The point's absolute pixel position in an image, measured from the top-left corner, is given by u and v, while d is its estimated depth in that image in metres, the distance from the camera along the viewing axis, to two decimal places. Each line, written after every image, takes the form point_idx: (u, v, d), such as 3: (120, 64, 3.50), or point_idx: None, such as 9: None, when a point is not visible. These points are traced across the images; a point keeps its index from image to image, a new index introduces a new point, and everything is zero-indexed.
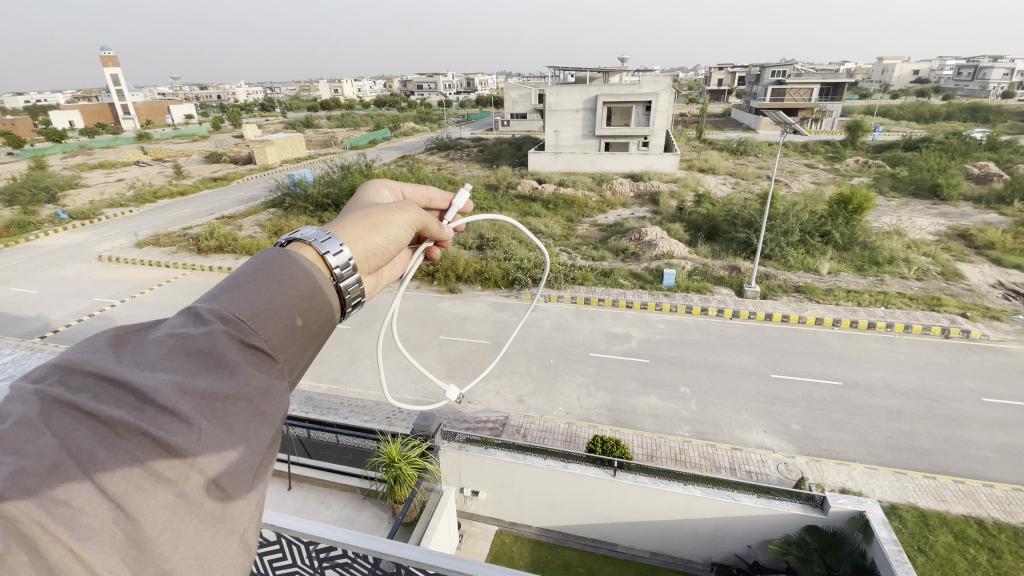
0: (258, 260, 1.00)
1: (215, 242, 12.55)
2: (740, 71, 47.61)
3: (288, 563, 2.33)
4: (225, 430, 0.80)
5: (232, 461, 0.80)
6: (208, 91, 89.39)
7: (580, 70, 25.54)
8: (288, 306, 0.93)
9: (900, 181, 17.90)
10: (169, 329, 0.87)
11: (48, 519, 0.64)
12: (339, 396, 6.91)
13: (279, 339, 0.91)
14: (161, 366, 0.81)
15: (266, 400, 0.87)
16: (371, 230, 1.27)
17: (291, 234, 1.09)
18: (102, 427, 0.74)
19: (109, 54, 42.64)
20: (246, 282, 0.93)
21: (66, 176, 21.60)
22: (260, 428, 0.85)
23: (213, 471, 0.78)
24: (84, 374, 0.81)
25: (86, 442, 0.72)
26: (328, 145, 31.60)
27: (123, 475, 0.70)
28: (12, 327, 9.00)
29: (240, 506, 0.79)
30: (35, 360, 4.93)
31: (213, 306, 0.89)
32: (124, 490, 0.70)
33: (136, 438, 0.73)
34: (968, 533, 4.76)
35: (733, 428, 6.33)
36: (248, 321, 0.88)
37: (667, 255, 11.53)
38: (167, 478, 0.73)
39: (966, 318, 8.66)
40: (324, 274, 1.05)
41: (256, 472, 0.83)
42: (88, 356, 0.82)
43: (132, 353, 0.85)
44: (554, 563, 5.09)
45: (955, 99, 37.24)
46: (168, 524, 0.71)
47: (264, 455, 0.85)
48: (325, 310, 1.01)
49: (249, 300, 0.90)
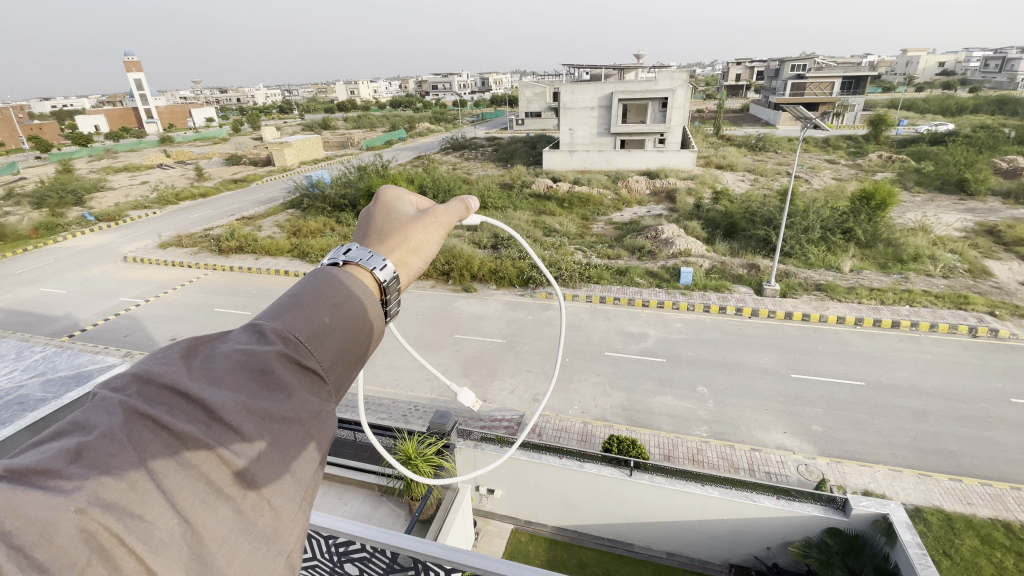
0: (315, 280, 1.01)
1: (235, 243, 12.79)
2: (759, 66, 46.82)
3: (309, 557, 2.38)
4: (280, 451, 0.80)
5: (285, 481, 0.79)
6: (228, 94, 90.91)
7: (595, 67, 25.37)
8: (342, 328, 0.94)
9: (925, 177, 17.42)
10: (235, 346, 0.89)
11: (124, 533, 0.62)
12: (356, 394, 7.00)
13: (332, 360, 0.92)
14: (227, 383, 0.83)
15: (319, 418, 0.87)
16: (416, 253, 1.20)
17: (350, 257, 1.08)
18: (175, 441, 0.75)
19: (132, 59, 43.65)
20: (308, 302, 0.96)
21: (93, 179, 22.16)
22: (311, 449, 0.84)
23: (268, 490, 0.77)
24: (161, 387, 0.82)
25: (160, 459, 0.72)
26: (344, 146, 31.98)
27: (189, 490, 0.70)
28: (43, 325, 9.30)
29: (288, 527, 0.77)
30: (64, 357, 5.06)
31: (275, 325, 0.91)
32: (192, 504, 0.70)
33: (205, 455, 0.74)
34: (995, 537, 4.63)
35: (752, 428, 6.25)
36: (305, 342, 0.90)
37: (684, 253, 11.39)
38: (227, 497, 0.73)
39: (994, 317, 8.41)
40: (374, 296, 1.04)
41: (305, 494, 0.82)
42: (164, 369, 0.84)
43: (202, 366, 0.87)
44: (570, 562, 5.09)
45: (984, 92, 36.13)
46: (226, 539, 0.69)
47: (314, 478, 0.84)
48: (373, 332, 1.00)
49: (308, 322, 0.92)
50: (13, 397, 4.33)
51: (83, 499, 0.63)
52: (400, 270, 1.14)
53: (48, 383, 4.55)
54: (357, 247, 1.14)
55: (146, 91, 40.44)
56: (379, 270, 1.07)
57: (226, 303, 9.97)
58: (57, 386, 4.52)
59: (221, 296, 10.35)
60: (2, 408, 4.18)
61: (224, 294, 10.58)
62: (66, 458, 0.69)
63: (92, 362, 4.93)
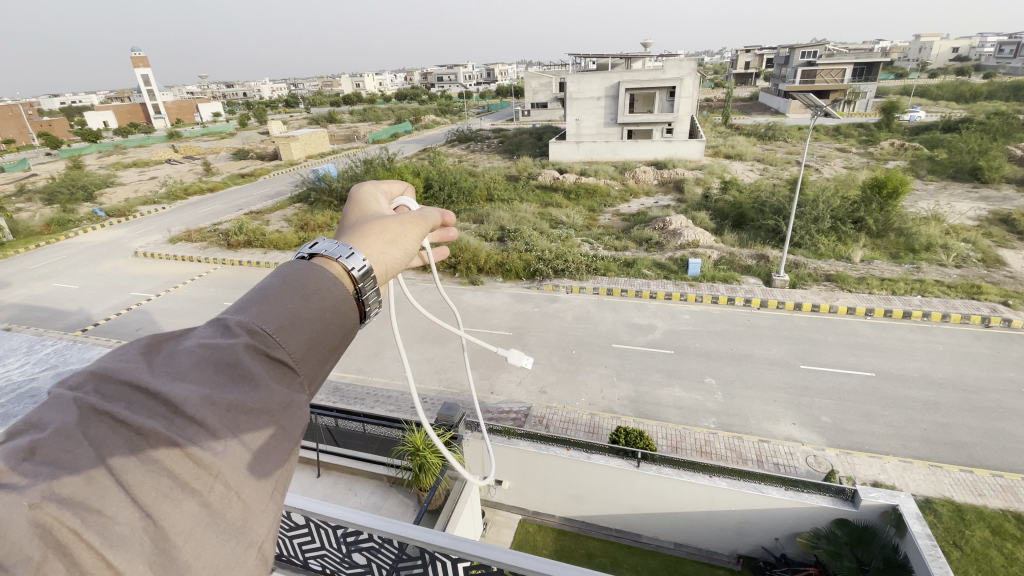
0: (283, 272, 1.00)
1: (244, 237, 12.87)
2: (768, 53, 46.15)
3: (317, 546, 2.43)
4: (248, 442, 0.81)
5: (254, 472, 0.80)
6: (235, 89, 91.08)
7: (601, 57, 25.12)
8: (313, 319, 0.93)
9: (938, 165, 17.13)
10: (199, 342, 0.89)
11: (82, 528, 0.65)
12: (365, 386, 7.06)
13: (302, 352, 0.91)
14: (191, 377, 0.83)
15: (291, 409, 0.88)
16: (392, 244, 1.18)
17: (316, 250, 1.06)
18: (135, 435, 0.76)
19: (140, 55, 44.01)
20: (274, 295, 0.95)
21: (102, 175, 22.34)
22: (281, 442, 0.85)
23: (236, 482, 0.78)
24: (120, 383, 0.83)
25: (120, 455, 0.74)
26: (350, 140, 32.01)
27: (151, 484, 0.72)
28: (56, 320, 9.43)
29: (258, 518, 0.79)
30: (75, 351, 5.12)
31: (241, 319, 0.91)
32: (153, 498, 0.71)
33: (166, 449, 0.75)
34: (1005, 528, 4.59)
35: (761, 419, 6.23)
36: (273, 334, 0.89)
37: (692, 244, 11.33)
38: (193, 489, 0.74)
39: (1007, 306, 8.27)
40: (346, 288, 1.01)
41: (275, 487, 0.83)
42: (124, 366, 0.85)
43: (165, 362, 0.87)
44: (577, 552, 5.12)
45: (999, 77, 35.45)
46: (191, 534, 0.71)
47: (286, 470, 0.85)
48: (348, 324, 1.00)
49: (275, 314, 0.91)
50: (24, 390, 4.39)
51: (37, 496, 0.66)
52: (373, 261, 1.10)
53: (59, 376, 4.62)
54: (325, 240, 1.10)
55: (153, 87, 40.64)
56: (349, 259, 1.04)
57: (235, 297, 10.06)
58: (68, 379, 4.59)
59: (230, 290, 10.45)
60: (14, 401, 4.25)
61: (233, 288, 10.68)
62: (20, 457, 0.72)
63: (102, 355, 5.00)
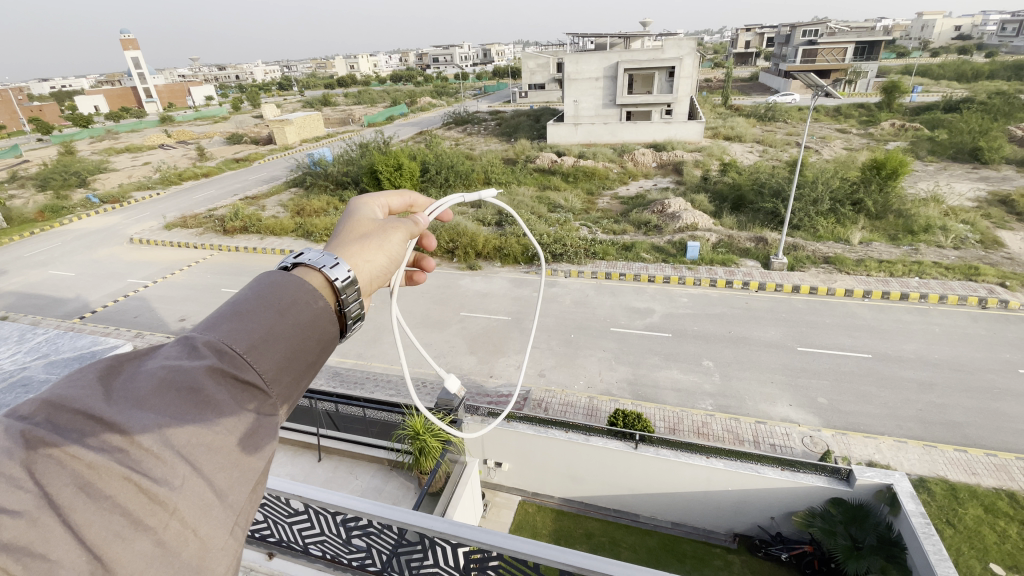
0: (260, 285, 0.99)
1: (240, 222, 12.74)
2: (770, 32, 45.51)
3: (316, 532, 2.46)
4: (205, 474, 0.77)
5: (212, 507, 0.76)
6: (228, 71, 89.90)
7: (600, 37, 24.65)
8: (287, 336, 0.92)
9: (938, 145, 17.04)
10: (164, 361, 0.86)
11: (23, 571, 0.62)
12: (364, 371, 7.09)
13: (274, 371, 0.90)
14: (150, 405, 0.79)
15: (258, 438, 0.86)
16: (378, 251, 1.20)
17: (300, 259, 1.06)
18: (86, 471, 0.72)
19: (129, 37, 43.01)
20: (247, 311, 0.93)
21: (95, 160, 22.11)
22: (243, 471, 0.82)
23: (192, 518, 0.74)
24: (74, 412, 0.79)
25: (68, 491, 0.69)
26: (346, 124, 31.64)
27: (102, 524, 0.68)
28: (54, 307, 9.41)
29: (216, 557, 0.75)
30: (69, 338, 5.09)
31: (209, 338, 0.89)
32: (102, 539, 0.68)
33: (120, 484, 0.71)
34: (998, 506, 4.66)
35: (758, 401, 6.27)
36: (244, 353, 0.88)
37: (691, 227, 11.28)
38: (146, 527, 0.70)
39: (1004, 288, 8.27)
40: (327, 301, 1.01)
41: (234, 526, 0.79)
42: (80, 394, 0.81)
43: (123, 389, 0.83)
44: (576, 532, 5.20)
45: (1000, 56, 35.09)
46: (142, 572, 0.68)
47: (248, 502, 0.82)
48: (326, 336, 0.99)
49: (247, 332, 0.90)
50: (16, 379, 4.38)
51: None
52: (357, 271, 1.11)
53: (52, 364, 4.60)
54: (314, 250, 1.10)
55: (145, 70, 40.02)
56: (331, 269, 1.05)
57: (233, 283, 10.04)
58: (61, 368, 4.57)
59: (227, 276, 10.42)
60: (6, 390, 4.25)
61: (230, 274, 10.63)
62: None
63: (96, 345, 4.96)
